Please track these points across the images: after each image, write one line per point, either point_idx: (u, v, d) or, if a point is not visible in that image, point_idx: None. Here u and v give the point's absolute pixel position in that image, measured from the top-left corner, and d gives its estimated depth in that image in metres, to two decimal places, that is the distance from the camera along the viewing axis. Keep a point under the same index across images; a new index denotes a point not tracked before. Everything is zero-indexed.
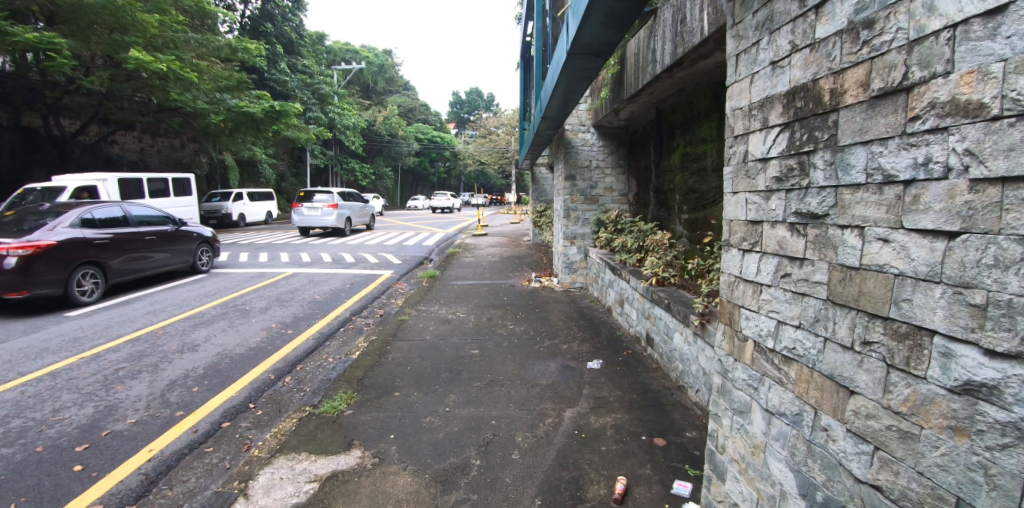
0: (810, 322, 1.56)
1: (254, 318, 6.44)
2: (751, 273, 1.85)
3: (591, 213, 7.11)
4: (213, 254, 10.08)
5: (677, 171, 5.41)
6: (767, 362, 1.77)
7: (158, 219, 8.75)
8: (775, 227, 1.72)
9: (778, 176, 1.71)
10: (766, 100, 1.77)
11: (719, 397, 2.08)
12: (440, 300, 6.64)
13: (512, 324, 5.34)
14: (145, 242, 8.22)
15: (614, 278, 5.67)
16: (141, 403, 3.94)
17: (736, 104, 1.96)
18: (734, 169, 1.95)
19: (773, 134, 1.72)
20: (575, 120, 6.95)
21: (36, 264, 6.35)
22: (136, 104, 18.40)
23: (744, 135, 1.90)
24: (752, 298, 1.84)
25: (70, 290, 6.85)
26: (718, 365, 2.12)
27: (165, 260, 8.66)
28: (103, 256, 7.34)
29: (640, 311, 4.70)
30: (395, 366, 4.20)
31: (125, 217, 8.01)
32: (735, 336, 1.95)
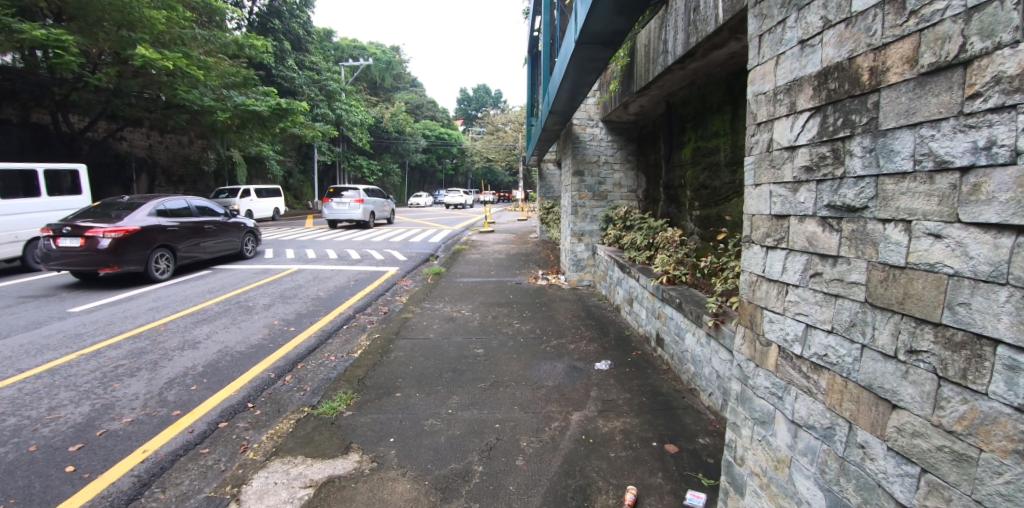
0: (844, 327, 1.42)
1: (256, 315, 6.36)
2: (775, 272, 1.71)
3: (599, 209, 6.95)
4: (256, 242, 11.55)
5: (688, 166, 5.23)
6: (793, 369, 1.62)
7: (213, 210, 10.21)
8: (803, 221, 1.58)
9: (807, 165, 1.56)
10: (794, 82, 1.62)
11: (737, 405, 1.94)
12: (445, 298, 6.52)
13: (518, 323, 5.22)
14: (202, 230, 9.58)
15: (623, 276, 5.52)
16: (137, 402, 3.86)
17: (759, 89, 1.81)
18: (757, 159, 1.81)
19: (802, 119, 1.58)
20: (583, 114, 6.79)
21: (126, 246, 7.76)
22: (145, 100, 18.48)
23: (768, 121, 1.75)
24: (775, 299, 1.69)
25: (148, 268, 8.21)
26: (735, 371, 1.98)
27: (218, 246, 10.02)
28: (173, 240, 8.76)
29: (649, 311, 4.55)
30: (397, 366, 4.09)
31: (189, 208, 9.44)
32: (756, 339, 1.81)
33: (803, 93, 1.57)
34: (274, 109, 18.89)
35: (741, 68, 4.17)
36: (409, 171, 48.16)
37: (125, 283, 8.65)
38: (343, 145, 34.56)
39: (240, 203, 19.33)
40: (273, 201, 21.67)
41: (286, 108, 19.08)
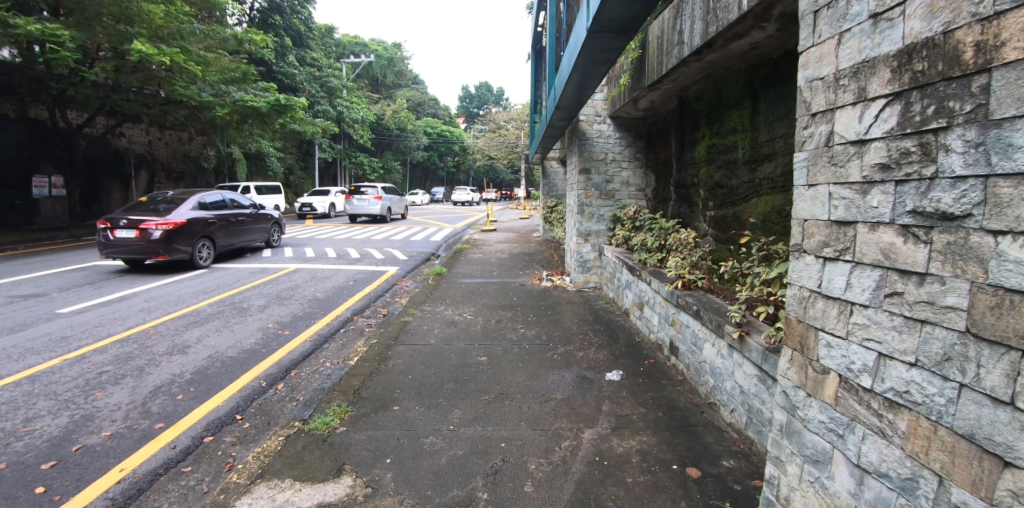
0: (934, 362, 1.39)
1: (250, 317, 6.14)
2: (838, 289, 1.72)
3: (606, 209, 6.70)
4: (279, 233, 12.75)
5: (702, 164, 4.98)
6: (862, 405, 1.62)
7: (244, 204, 11.38)
8: (879, 229, 1.57)
9: (885, 161, 1.55)
10: (866, 63, 1.62)
11: (784, 439, 2.01)
12: (447, 300, 6.28)
13: (523, 328, 4.97)
14: (234, 222, 10.70)
15: (632, 279, 5.27)
16: (119, 413, 3.65)
17: (817, 73, 1.84)
18: (817, 154, 1.83)
19: (878, 108, 1.57)
20: (590, 110, 6.53)
21: (176, 236, 8.90)
22: (142, 95, 18.24)
23: (829, 112, 1.77)
24: (840, 321, 1.70)
25: (192, 256, 9.32)
26: (783, 402, 2.03)
27: (247, 236, 11.12)
28: (213, 231, 9.91)
29: (662, 317, 4.30)
30: (395, 375, 3.85)
31: (223, 203, 10.60)
32: (811, 369, 1.84)
33: (879, 75, 1.57)
34: (273, 104, 18.62)
35: (763, 60, 3.92)
36: (410, 169, 47.86)
37: (170, 269, 9.79)
38: (344, 142, 34.29)
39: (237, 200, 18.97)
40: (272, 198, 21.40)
41: (285, 104, 18.80)
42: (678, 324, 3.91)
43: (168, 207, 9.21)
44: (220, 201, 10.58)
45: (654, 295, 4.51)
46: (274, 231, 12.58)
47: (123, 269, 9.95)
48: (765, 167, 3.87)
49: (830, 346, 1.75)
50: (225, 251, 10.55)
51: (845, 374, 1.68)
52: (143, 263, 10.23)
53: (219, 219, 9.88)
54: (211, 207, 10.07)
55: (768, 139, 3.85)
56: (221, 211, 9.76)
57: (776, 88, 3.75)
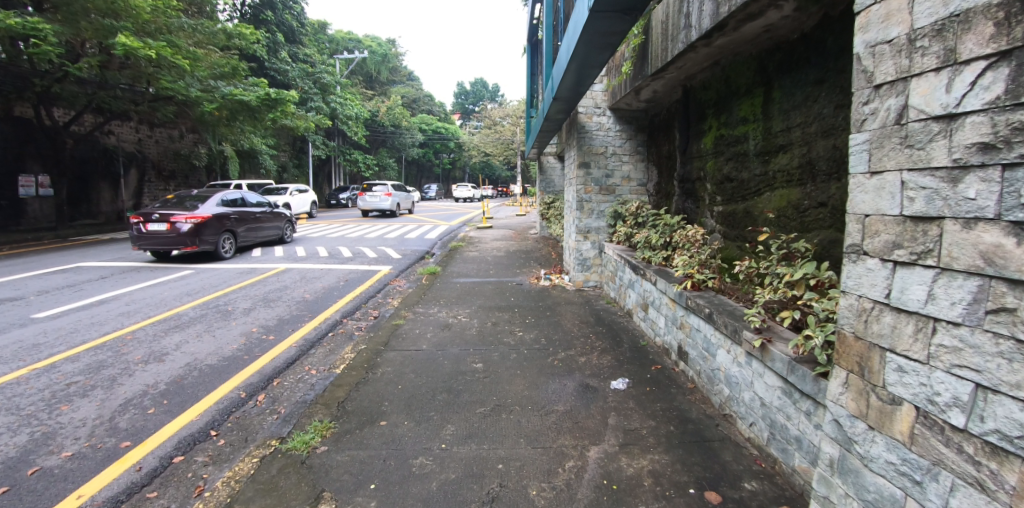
0: None
1: (234, 321, 5.84)
2: (916, 303, 1.53)
3: (606, 204, 6.42)
4: (293, 230, 13.61)
5: (709, 157, 4.71)
6: (948, 449, 1.45)
7: (261, 202, 12.26)
8: (977, 231, 1.36)
9: (983, 138, 1.35)
10: (953, 19, 1.43)
11: (839, 477, 1.88)
12: (441, 301, 5.99)
13: (521, 331, 4.70)
14: (253, 218, 11.54)
15: (635, 278, 5.01)
16: (83, 430, 3.36)
17: (884, 36, 1.66)
18: (887, 135, 1.65)
19: (969, 76, 1.38)
20: (590, 101, 6.25)
21: (203, 228, 9.72)
22: (130, 92, 17.84)
23: (903, 84, 1.59)
24: (921, 345, 1.51)
25: (217, 248, 10.13)
26: (836, 434, 1.89)
27: (264, 232, 11.92)
28: (234, 226, 10.74)
29: (668, 319, 4.03)
30: (384, 385, 3.57)
31: (243, 200, 11.45)
32: (877, 401, 1.68)
33: (975, 31, 1.36)
34: (264, 100, 18.22)
35: (776, 43, 3.65)
36: (406, 166, 47.46)
37: (196, 261, 10.61)
38: (338, 139, 33.87)
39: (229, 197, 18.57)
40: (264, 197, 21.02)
41: (276, 99, 18.39)
42: (687, 328, 3.64)
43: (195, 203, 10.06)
44: (241, 199, 11.45)
45: (660, 295, 4.24)
46: (289, 228, 13.45)
47: (107, 270, 9.61)
48: (780, 158, 3.61)
49: (904, 371, 1.57)
50: (246, 244, 11.39)
51: (924, 408, 1.51)
52: (169, 255, 11.08)
53: (241, 215, 10.71)
54: (234, 204, 10.96)
55: (782, 129, 3.58)
56: (243, 207, 10.58)
57: (792, 73, 3.49)
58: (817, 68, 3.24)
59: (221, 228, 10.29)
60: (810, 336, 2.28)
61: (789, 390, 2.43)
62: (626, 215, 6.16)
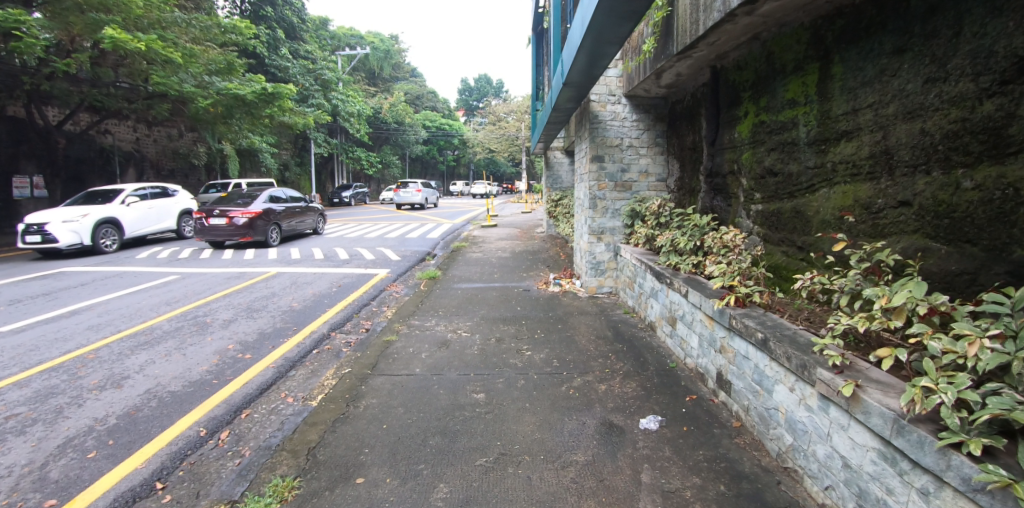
0: None
1: (210, 336, 5.28)
2: None
3: (622, 202, 5.80)
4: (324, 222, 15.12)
5: (745, 147, 4.09)
6: None
7: (299, 198, 13.76)
8: None
9: None
10: None
11: None
12: (439, 311, 5.39)
13: (529, 349, 4.10)
14: (293, 212, 13.12)
15: (658, 287, 4.40)
16: (5, 482, 2.79)
17: None
18: None
19: None
20: (603, 88, 5.63)
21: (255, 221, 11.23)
22: (124, 90, 17.35)
23: None
24: None
25: (266, 238, 11.66)
26: None
27: (303, 224, 13.53)
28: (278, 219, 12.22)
29: (703, 339, 3.42)
30: (366, 424, 2.98)
31: (284, 196, 12.94)
32: None
33: None
34: (261, 95, 17.64)
35: (837, 7, 3.00)
36: (409, 163, 46.90)
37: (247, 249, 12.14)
38: (340, 137, 33.30)
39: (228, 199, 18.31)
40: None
41: (273, 95, 17.76)
42: (731, 353, 3.02)
43: (246, 200, 11.69)
44: (283, 196, 13.07)
45: (691, 309, 3.62)
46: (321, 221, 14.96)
47: (90, 276, 9.10)
48: (844, 147, 2.99)
49: None
50: (289, 235, 13.06)
51: None
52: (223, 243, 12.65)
53: (286, 209, 12.36)
54: (280, 199, 12.64)
55: (845, 112, 2.97)
56: (289, 202, 12.22)
57: (858, 43, 2.86)
58: (894, 35, 2.62)
59: (270, 221, 11.94)
60: (933, 389, 1.66)
61: (890, 455, 1.82)
62: (644, 213, 5.54)
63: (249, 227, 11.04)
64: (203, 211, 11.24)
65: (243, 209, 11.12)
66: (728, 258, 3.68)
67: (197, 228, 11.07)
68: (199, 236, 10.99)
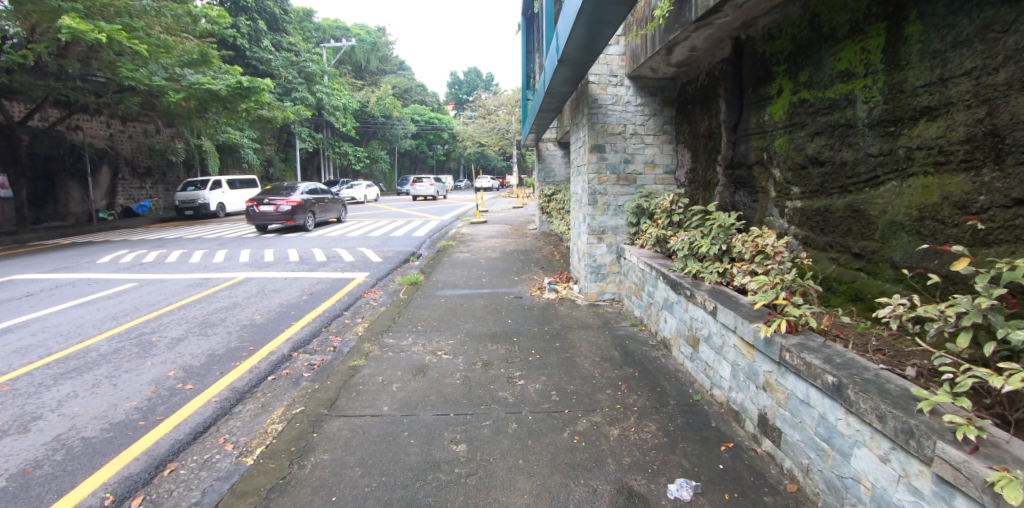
0: None
1: (151, 359, 4.52)
2: None
3: (625, 197, 5.11)
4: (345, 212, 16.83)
5: (777, 133, 3.45)
6: None
7: (327, 190, 15.50)
8: None
9: None
10: None
11: None
12: (417, 326, 4.64)
13: (523, 377, 3.41)
14: (324, 202, 14.96)
15: (673, 299, 3.74)
16: None
17: None
18: None
19: None
20: (604, 68, 4.93)
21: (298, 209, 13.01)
22: (92, 83, 16.34)
23: None
24: None
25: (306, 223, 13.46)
26: None
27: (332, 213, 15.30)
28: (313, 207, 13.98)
29: (739, 368, 2.77)
30: (311, 495, 2.28)
31: (317, 188, 14.72)
32: None
33: None
34: (235, 89, 16.39)
35: None
36: (398, 158, 45.79)
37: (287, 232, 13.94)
38: (326, 131, 32.19)
39: (206, 196, 17.30)
40: (245, 193, 19.55)
41: (250, 89, 16.63)
42: (784, 394, 2.36)
43: (288, 190, 13.51)
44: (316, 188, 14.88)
45: (721, 330, 2.95)
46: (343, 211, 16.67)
47: (40, 284, 8.24)
48: (926, 128, 2.36)
49: None
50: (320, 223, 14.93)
51: None
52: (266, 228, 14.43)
53: (320, 200, 14.24)
54: (316, 191, 14.58)
55: (928, 83, 2.34)
56: (325, 193, 14.12)
57: None
58: None
59: (308, 209, 13.83)
60: None
61: None
62: (649, 210, 4.86)
63: (293, 213, 12.89)
64: (253, 200, 13.06)
65: (289, 198, 13.01)
66: (765, 267, 3.02)
67: (248, 214, 12.90)
68: (251, 221, 12.82)
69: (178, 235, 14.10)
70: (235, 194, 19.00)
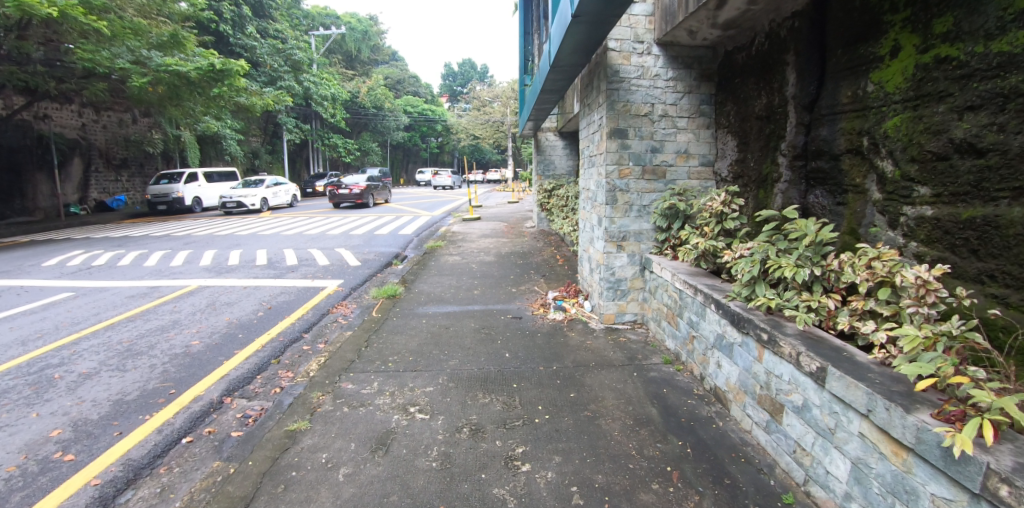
0: None
1: (37, 408, 3.45)
2: None
3: (652, 195, 4.07)
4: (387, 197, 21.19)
5: (895, 109, 2.45)
6: None
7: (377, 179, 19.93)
8: None
9: None
10: None
11: None
12: (387, 364, 3.50)
13: (527, 460, 2.37)
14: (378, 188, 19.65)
15: (734, 338, 2.74)
16: None
17: None
18: None
19: None
20: (626, 31, 3.90)
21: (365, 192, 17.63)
22: (54, 67, 14.96)
23: None
24: None
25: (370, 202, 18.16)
26: None
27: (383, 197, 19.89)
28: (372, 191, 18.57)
29: (877, 471, 1.80)
30: None
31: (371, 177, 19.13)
32: None
33: None
34: (207, 73, 14.88)
35: None
36: (390, 150, 44.34)
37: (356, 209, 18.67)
38: (315, 123, 30.84)
39: (180, 190, 15.90)
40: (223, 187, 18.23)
41: (222, 72, 15.05)
42: None
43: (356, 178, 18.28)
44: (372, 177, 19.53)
45: (834, 405, 1.99)
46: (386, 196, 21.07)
47: None
48: None
49: None
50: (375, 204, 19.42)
51: None
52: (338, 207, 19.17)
53: (378, 185, 19.17)
54: (374, 179, 19.63)
55: None
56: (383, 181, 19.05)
57: None
58: None
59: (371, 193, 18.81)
60: None
61: None
62: (684, 213, 3.84)
63: (363, 195, 17.78)
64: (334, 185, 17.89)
65: (360, 184, 18.09)
66: (896, 307, 2.05)
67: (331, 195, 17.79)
68: (333, 200, 17.83)
69: (144, 232, 12.87)
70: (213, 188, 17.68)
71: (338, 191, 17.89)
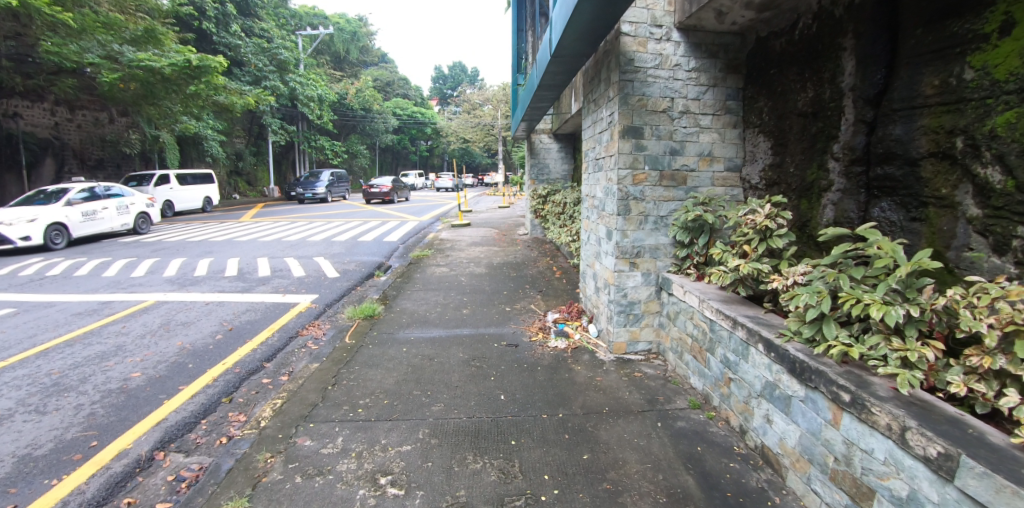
0: None
1: None
2: None
3: (671, 205, 3.49)
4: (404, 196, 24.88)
5: (1008, 101, 1.92)
6: None
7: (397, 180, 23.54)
8: None
9: None
10: None
11: None
12: (356, 411, 2.87)
13: None
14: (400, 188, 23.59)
15: (793, 390, 2.19)
16: None
17: None
18: None
19: None
20: (643, 13, 3.34)
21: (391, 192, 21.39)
22: (18, 62, 13.98)
23: None
24: None
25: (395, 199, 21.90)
26: None
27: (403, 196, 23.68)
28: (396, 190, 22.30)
29: None
30: None
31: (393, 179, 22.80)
32: None
33: None
34: (182, 70, 13.91)
35: None
36: (380, 153, 43.54)
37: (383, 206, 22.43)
38: (302, 124, 29.92)
39: (150, 193, 15.06)
40: (199, 190, 17.32)
41: (199, 69, 14.12)
42: None
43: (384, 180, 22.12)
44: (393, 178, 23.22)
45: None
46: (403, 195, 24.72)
47: None
48: None
49: None
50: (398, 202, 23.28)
51: None
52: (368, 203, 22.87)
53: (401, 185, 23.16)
54: (396, 181, 23.65)
55: None
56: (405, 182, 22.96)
57: None
58: None
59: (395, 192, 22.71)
60: None
61: None
62: (710, 227, 3.28)
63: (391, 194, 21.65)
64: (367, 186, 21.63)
65: (389, 185, 22.15)
66: None
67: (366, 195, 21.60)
68: (367, 198, 21.65)
69: (111, 238, 11.98)
70: (186, 190, 16.80)
71: (370, 191, 21.70)
